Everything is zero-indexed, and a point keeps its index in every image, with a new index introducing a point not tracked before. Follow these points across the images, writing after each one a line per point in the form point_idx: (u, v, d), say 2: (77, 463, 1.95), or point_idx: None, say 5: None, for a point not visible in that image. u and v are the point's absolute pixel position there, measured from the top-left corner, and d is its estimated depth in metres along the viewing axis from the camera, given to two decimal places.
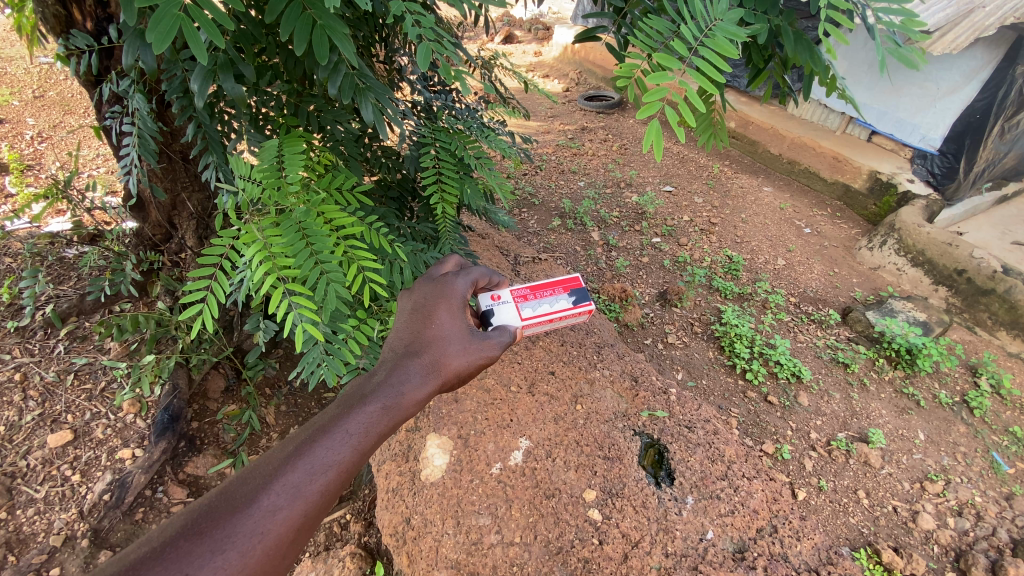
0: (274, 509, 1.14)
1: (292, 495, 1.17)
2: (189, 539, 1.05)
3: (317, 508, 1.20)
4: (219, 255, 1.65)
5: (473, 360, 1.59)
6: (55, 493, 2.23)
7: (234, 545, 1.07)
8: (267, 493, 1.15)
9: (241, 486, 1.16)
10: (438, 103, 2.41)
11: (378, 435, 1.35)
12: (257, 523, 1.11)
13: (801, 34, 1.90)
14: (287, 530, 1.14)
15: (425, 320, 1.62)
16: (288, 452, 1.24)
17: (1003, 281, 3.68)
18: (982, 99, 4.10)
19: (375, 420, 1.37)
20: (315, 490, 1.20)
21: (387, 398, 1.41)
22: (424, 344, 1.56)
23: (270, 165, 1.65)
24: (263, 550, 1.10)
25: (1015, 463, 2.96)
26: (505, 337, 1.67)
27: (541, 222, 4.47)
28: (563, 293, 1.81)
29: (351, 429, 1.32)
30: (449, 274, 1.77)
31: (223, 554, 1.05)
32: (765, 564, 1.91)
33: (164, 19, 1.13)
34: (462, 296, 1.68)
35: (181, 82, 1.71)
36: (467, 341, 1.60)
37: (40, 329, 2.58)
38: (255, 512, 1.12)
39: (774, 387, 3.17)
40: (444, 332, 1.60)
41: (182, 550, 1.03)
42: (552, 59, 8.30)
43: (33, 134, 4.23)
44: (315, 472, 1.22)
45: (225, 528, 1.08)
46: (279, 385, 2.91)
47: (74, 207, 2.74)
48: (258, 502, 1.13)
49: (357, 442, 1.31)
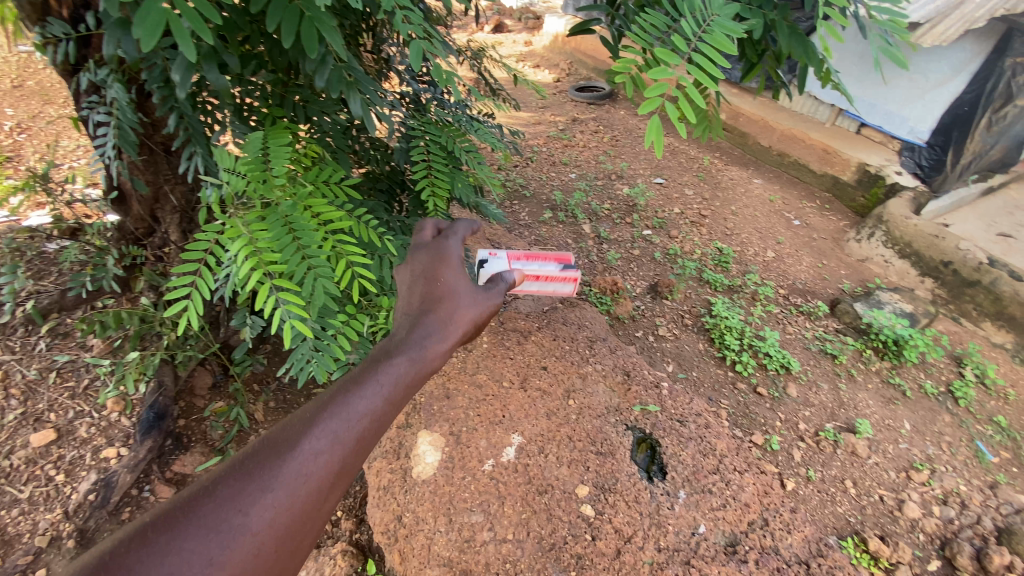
0: (314, 454, 1.11)
1: (330, 440, 1.14)
2: (240, 479, 1.05)
3: (355, 453, 1.17)
4: (204, 250, 1.60)
5: (483, 311, 1.55)
6: (39, 493, 2.20)
7: (281, 485, 1.06)
8: (306, 439, 1.12)
9: (283, 431, 1.14)
10: (427, 95, 2.34)
11: (407, 386, 1.29)
12: (300, 467, 1.09)
13: (795, 28, 1.88)
14: (328, 474, 1.12)
15: (432, 276, 1.55)
16: (323, 401, 1.21)
17: (988, 272, 3.73)
18: (971, 91, 4.14)
19: (403, 371, 1.30)
20: (351, 437, 1.17)
21: (412, 352, 1.35)
22: (437, 299, 1.49)
23: (255, 158, 1.60)
24: (307, 491, 1.08)
25: (999, 452, 3.01)
26: (503, 285, 1.65)
27: (532, 215, 4.44)
28: (553, 260, 1.85)
29: (380, 380, 1.26)
30: (446, 235, 1.69)
31: (270, 493, 1.04)
32: (755, 558, 1.92)
33: (150, 13, 1.12)
34: (458, 256, 1.63)
35: (162, 72, 1.65)
36: (474, 292, 1.54)
37: (20, 325, 2.51)
38: (297, 456, 1.10)
39: (764, 379, 3.19)
40: (454, 287, 1.53)
41: (232, 489, 1.03)
42: (542, 48, 8.23)
43: (10, 125, 4.12)
44: (350, 420, 1.18)
45: (270, 470, 1.07)
46: (267, 381, 2.86)
47: (54, 200, 2.66)
48: (299, 448, 1.11)
49: (389, 393, 1.25)
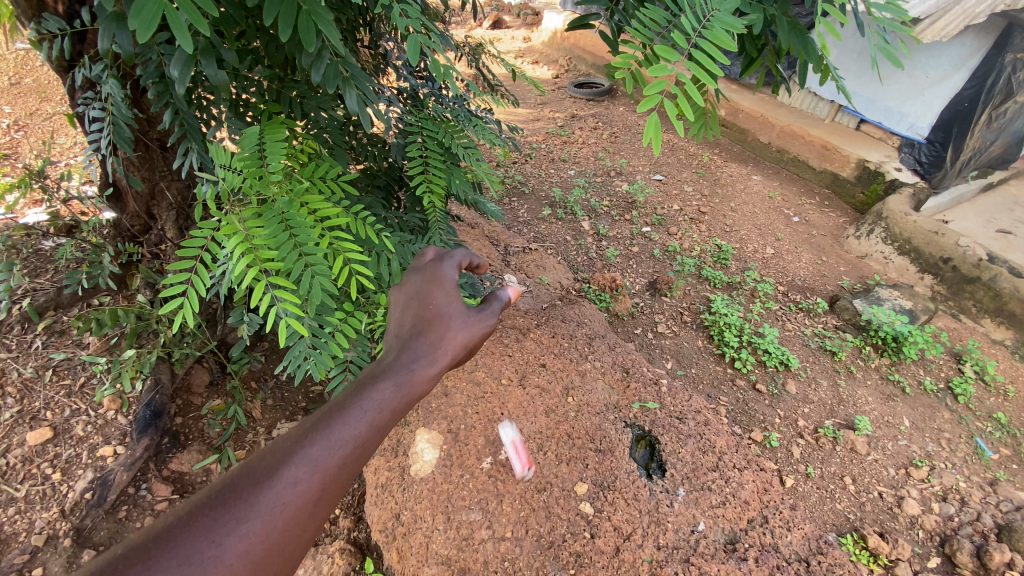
0: (293, 482, 1.06)
1: (309, 469, 1.08)
2: (213, 509, 0.99)
3: (336, 483, 1.11)
4: (200, 247, 1.58)
5: (477, 332, 1.47)
6: (35, 492, 2.19)
7: (256, 514, 1.01)
8: (285, 467, 1.07)
9: (261, 458, 1.09)
10: (425, 90, 2.32)
11: (393, 411, 1.24)
12: (277, 495, 1.04)
13: (795, 23, 1.87)
14: (307, 503, 1.07)
15: (424, 298, 1.49)
16: (305, 428, 1.16)
17: (988, 269, 3.72)
18: (971, 87, 4.11)
19: (389, 397, 1.25)
20: (332, 465, 1.12)
21: (399, 376, 1.30)
22: (428, 322, 1.43)
23: (251, 153, 1.59)
24: (284, 521, 1.03)
25: (999, 449, 3.01)
26: (502, 302, 1.55)
27: (530, 212, 4.43)
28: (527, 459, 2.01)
29: (365, 407, 1.21)
30: (438, 256, 1.61)
31: (245, 524, 0.99)
32: (755, 556, 1.91)
33: (146, 4, 1.10)
34: (454, 273, 1.54)
35: (156, 67, 1.63)
36: (467, 313, 1.47)
37: (16, 323, 2.50)
38: (275, 484, 1.05)
39: (763, 376, 3.19)
40: (446, 309, 1.46)
41: (206, 520, 0.98)
42: (541, 44, 8.20)
43: (7, 122, 4.10)
44: (332, 447, 1.13)
45: (247, 499, 1.02)
46: (265, 378, 2.85)
47: (50, 198, 2.64)
48: (278, 475, 1.06)
49: (374, 419, 1.20)
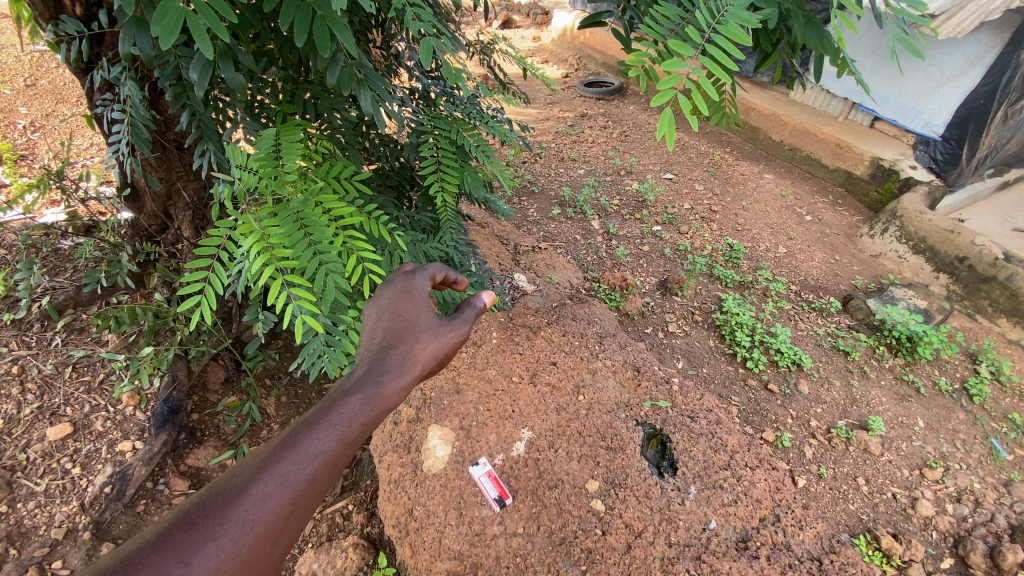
0: (263, 498, 1.07)
1: (281, 484, 1.10)
2: (181, 529, 0.98)
3: (307, 497, 1.13)
4: (217, 246, 1.60)
5: (447, 342, 1.54)
6: (55, 486, 2.23)
7: (226, 531, 1.01)
8: (255, 484, 1.08)
9: (230, 477, 1.09)
10: (437, 90, 2.34)
11: (364, 424, 1.28)
12: (247, 511, 1.04)
13: (811, 17, 1.83)
14: (278, 518, 1.07)
15: (393, 312, 1.53)
16: (275, 445, 1.17)
17: (1005, 268, 3.65)
18: (987, 84, 4.06)
19: (358, 411, 1.29)
20: (302, 480, 1.13)
21: (370, 389, 1.34)
22: (398, 335, 1.48)
23: (267, 154, 1.62)
24: (255, 537, 1.03)
25: (1014, 450, 2.96)
26: (475, 309, 1.62)
27: (541, 211, 4.43)
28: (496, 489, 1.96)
29: (335, 421, 1.25)
30: (410, 271, 1.65)
31: (216, 541, 0.99)
32: (767, 554, 1.90)
33: (168, 12, 1.14)
34: (426, 286, 1.60)
35: (173, 70, 1.66)
36: (437, 324, 1.54)
37: (36, 321, 2.55)
38: (245, 500, 1.05)
39: (775, 375, 3.17)
40: (416, 322, 1.52)
41: (174, 540, 0.96)
42: (551, 43, 8.20)
43: (26, 124, 4.17)
44: (302, 461, 1.15)
45: (217, 517, 1.01)
46: (279, 376, 2.91)
47: (68, 198, 2.68)
48: (248, 492, 1.07)
49: (343, 432, 1.23)
